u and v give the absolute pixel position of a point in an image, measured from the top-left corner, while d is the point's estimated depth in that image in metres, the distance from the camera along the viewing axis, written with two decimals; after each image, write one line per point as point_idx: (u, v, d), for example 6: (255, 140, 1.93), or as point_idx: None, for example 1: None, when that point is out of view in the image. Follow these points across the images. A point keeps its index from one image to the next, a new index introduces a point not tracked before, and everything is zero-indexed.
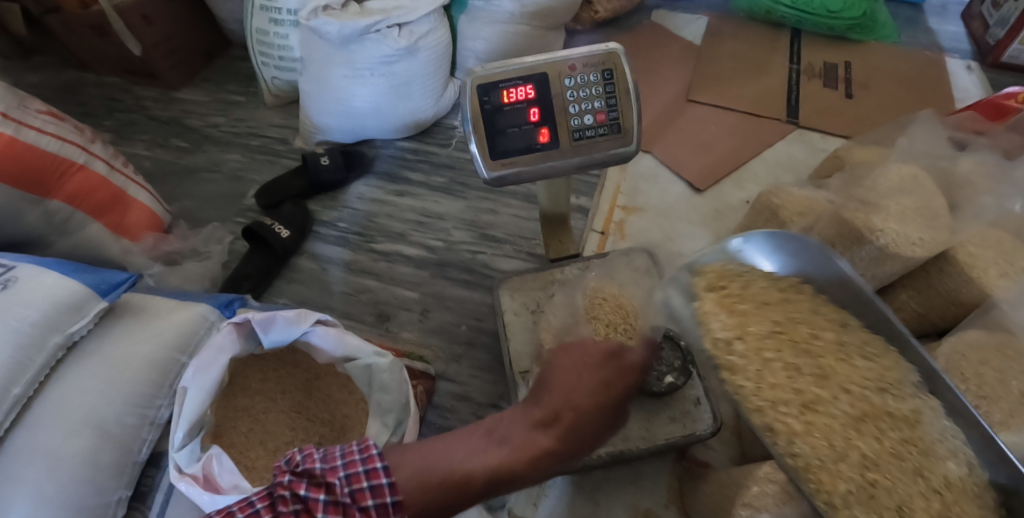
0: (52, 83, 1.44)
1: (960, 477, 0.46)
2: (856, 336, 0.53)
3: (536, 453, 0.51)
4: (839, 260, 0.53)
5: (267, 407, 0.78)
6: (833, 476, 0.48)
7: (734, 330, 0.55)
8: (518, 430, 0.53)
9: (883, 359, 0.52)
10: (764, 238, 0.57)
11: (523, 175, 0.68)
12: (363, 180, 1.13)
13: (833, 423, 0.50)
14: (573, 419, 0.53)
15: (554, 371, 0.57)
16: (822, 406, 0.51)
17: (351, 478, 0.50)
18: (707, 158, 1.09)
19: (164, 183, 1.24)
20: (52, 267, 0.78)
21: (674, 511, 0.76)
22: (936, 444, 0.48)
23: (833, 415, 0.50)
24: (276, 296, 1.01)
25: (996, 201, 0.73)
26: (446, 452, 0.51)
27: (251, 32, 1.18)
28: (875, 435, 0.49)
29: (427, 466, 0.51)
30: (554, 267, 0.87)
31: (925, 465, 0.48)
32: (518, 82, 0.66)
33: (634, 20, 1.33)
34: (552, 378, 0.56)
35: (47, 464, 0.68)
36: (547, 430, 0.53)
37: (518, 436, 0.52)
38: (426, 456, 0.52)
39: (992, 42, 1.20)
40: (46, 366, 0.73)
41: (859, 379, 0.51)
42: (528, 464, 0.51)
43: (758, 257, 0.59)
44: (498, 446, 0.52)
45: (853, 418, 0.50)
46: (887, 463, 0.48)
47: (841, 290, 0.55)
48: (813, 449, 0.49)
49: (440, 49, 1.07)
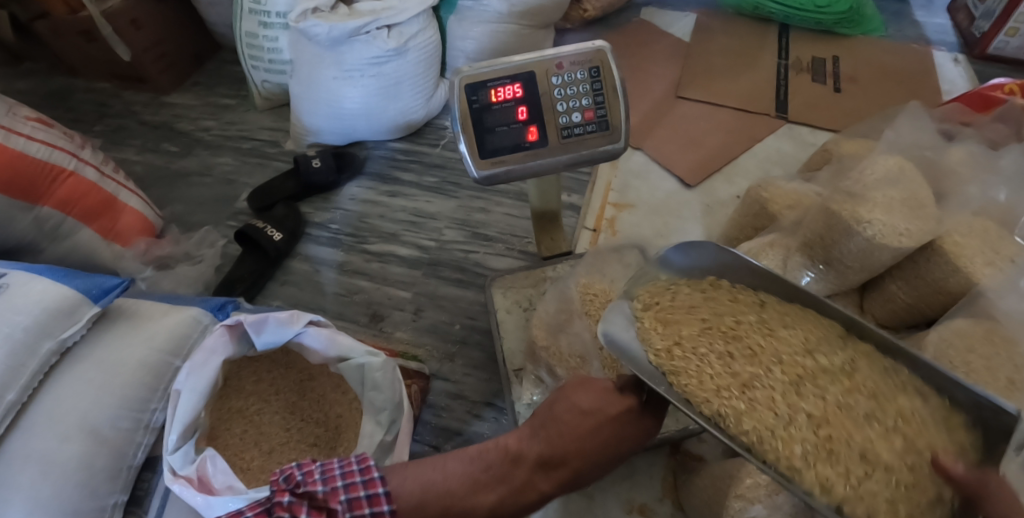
0: (42, 89, 1.44)
1: (913, 408, 0.49)
2: (774, 312, 0.57)
3: (532, 496, 0.55)
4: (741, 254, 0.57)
5: (261, 408, 0.78)
6: (787, 442, 0.48)
7: (671, 339, 0.55)
8: (518, 474, 0.55)
9: (803, 326, 0.55)
10: (677, 252, 0.59)
11: (512, 173, 0.68)
12: (354, 181, 1.13)
13: (776, 389, 0.51)
14: (574, 467, 0.55)
15: (567, 411, 0.56)
16: (759, 376, 0.52)
17: (352, 503, 0.54)
18: (698, 154, 1.10)
19: (155, 188, 1.24)
20: (44, 273, 0.78)
21: (669, 504, 0.76)
22: (881, 384, 0.51)
23: (773, 383, 0.52)
24: (270, 298, 1.01)
25: (981, 188, 0.75)
26: (447, 491, 0.54)
27: (240, 35, 1.18)
28: (816, 395, 0.51)
29: (426, 501, 0.53)
30: (546, 265, 0.87)
31: (876, 408, 0.50)
32: (506, 81, 0.66)
33: (623, 18, 1.34)
34: (561, 417, 0.56)
35: (41, 469, 0.68)
36: (547, 473, 0.55)
37: (520, 478, 0.55)
38: (426, 491, 0.54)
39: (978, 34, 1.21)
40: (39, 372, 0.73)
41: (784, 346, 0.54)
42: (524, 504, 0.55)
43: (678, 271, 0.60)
44: (498, 486, 0.55)
45: (792, 383, 0.52)
46: (834, 416, 0.49)
47: (752, 279, 0.58)
48: (763, 423, 0.49)
49: (429, 49, 1.07)
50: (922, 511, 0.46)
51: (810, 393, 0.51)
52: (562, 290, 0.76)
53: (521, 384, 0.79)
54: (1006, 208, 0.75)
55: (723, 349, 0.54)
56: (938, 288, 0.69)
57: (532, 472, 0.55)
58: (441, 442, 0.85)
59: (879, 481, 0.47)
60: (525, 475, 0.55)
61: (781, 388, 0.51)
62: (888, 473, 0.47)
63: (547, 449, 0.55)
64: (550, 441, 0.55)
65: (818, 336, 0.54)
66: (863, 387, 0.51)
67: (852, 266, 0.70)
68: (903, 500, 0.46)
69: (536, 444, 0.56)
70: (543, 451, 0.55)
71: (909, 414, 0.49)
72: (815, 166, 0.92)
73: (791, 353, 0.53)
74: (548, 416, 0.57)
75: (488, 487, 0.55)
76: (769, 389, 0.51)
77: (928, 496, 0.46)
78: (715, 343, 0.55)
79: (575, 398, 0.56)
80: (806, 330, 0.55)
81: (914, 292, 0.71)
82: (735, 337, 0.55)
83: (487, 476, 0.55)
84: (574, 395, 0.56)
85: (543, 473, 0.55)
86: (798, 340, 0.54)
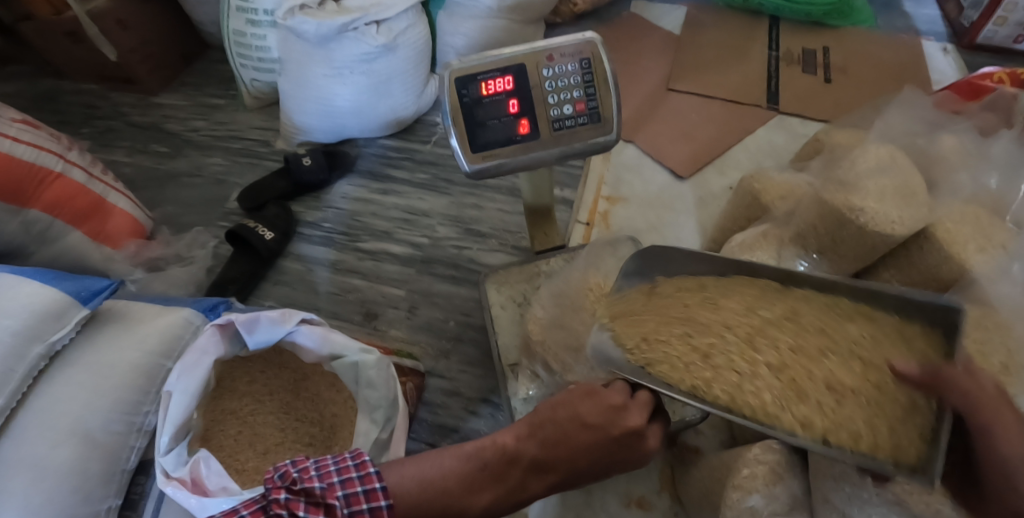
0: (28, 92, 1.42)
1: (863, 330, 0.54)
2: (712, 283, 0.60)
3: (522, 497, 0.55)
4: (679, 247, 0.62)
5: (255, 409, 0.78)
6: (756, 393, 0.51)
7: (637, 337, 0.57)
8: (514, 473, 0.55)
9: (737, 289, 0.59)
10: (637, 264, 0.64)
11: (504, 167, 0.68)
12: (346, 180, 1.13)
13: (735, 350, 0.54)
14: (563, 474, 0.55)
15: (571, 420, 0.55)
16: (716, 339, 0.55)
17: (350, 499, 0.52)
18: (690, 147, 1.09)
19: (145, 189, 1.23)
20: (32, 276, 0.77)
21: (667, 497, 0.76)
22: (827, 317, 0.55)
23: (732, 345, 0.54)
24: (263, 299, 1.01)
25: (972, 175, 0.76)
26: (443, 488, 0.53)
27: (228, 34, 1.17)
28: (771, 345, 0.54)
29: (424, 499, 0.53)
30: (540, 259, 0.86)
31: (829, 341, 0.53)
32: (496, 74, 0.66)
33: (614, 12, 1.33)
34: (562, 424, 0.55)
35: (33, 474, 0.67)
36: (539, 476, 0.55)
37: (513, 479, 0.55)
38: (424, 488, 0.53)
39: (967, 23, 1.21)
40: (29, 377, 0.72)
41: (729, 309, 0.57)
42: (513, 504, 0.55)
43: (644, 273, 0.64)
44: (493, 484, 0.54)
45: (747, 342, 0.54)
46: (795, 360, 0.53)
47: (696, 265, 0.62)
48: (732, 382, 0.52)
49: (419, 45, 1.07)
50: (899, 419, 0.50)
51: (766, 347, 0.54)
52: (556, 285, 0.76)
53: (517, 380, 0.78)
54: (997, 195, 0.75)
55: (681, 321, 0.57)
56: (931, 276, 0.69)
57: (526, 474, 0.55)
58: (438, 439, 0.85)
59: (854, 408, 0.50)
60: (519, 476, 0.55)
61: (740, 348, 0.54)
62: (859, 395, 0.51)
63: (542, 453, 0.55)
64: (547, 446, 0.55)
65: (756, 294, 0.58)
66: (813, 327, 0.54)
67: (846, 254, 0.71)
68: (878, 417, 0.50)
69: (533, 447, 0.55)
70: (538, 456, 0.55)
71: (863, 338, 0.53)
72: (806, 157, 0.92)
73: (737, 315, 0.56)
74: (549, 421, 0.56)
75: (483, 484, 0.54)
76: (729, 352, 0.54)
77: (902, 404, 0.50)
78: (674, 317, 0.58)
79: (581, 409, 0.55)
80: (747, 294, 0.58)
81: (906, 280, 0.71)
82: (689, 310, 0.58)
83: (484, 476, 0.54)
84: (580, 404, 0.55)
85: (535, 476, 0.55)
86: (740, 302, 0.57)
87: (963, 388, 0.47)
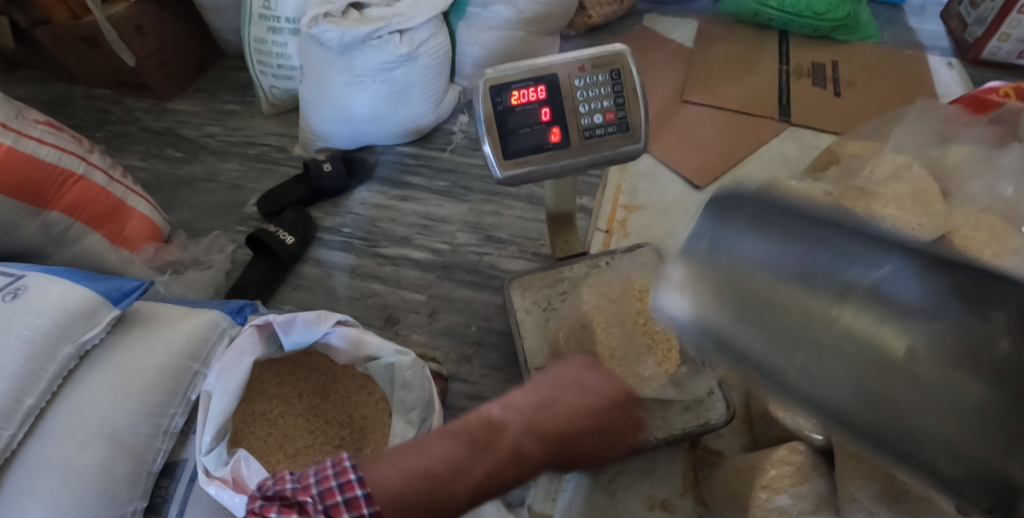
0: (41, 96, 1.43)
1: None
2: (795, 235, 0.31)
3: (520, 471, 0.47)
4: (749, 199, 0.33)
5: (284, 411, 0.78)
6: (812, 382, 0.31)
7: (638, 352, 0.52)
8: (507, 444, 0.47)
9: (831, 245, 0.31)
10: (727, 202, 0.34)
11: (535, 174, 0.69)
12: (364, 186, 1.14)
13: (816, 339, 0.31)
14: (566, 445, 0.48)
15: (572, 391, 0.50)
16: (797, 328, 0.32)
17: (325, 495, 0.48)
18: (704, 157, 1.11)
19: (160, 194, 1.23)
20: (62, 275, 0.78)
21: (690, 499, 0.77)
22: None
23: (829, 338, 0.31)
24: (282, 303, 1.01)
25: (986, 185, 0.76)
26: (429, 474, 0.46)
27: (249, 42, 1.19)
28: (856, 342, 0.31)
29: (411, 486, 0.45)
30: (563, 266, 0.87)
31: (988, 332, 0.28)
32: (529, 83, 0.67)
33: (625, 25, 1.36)
34: (566, 392, 0.50)
35: (61, 475, 0.67)
36: (534, 443, 0.47)
37: (510, 448, 0.47)
38: (406, 477, 0.46)
39: (971, 39, 1.24)
40: (58, 376, 0.72)
41: (812, 284, 0.31)
42: (511, 481, 0.47)
43: (746, 226, 0.33)
44: (488, 457, 0.46)
45: (840, 341, 0.31)
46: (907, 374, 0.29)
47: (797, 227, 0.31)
48: (838, 398, 0.30)
49: (439, 55, 1.09)
50: None
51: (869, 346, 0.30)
52: (588, 286, 0.76)
53: None
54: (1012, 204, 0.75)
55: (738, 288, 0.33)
56: None
57: (521, 442, 0.47)
58: None
59: None
60: (513, 446, 0.47)
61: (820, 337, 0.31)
62: None
63: (538, 422, 0.48)
64: (547, 412, 0.49)
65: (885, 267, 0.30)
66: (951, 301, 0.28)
67: None
68: None
69: (521, 415, 0.48)
70: (529, 430, 0.47)
71: None
72: (820, 167, 0.94)
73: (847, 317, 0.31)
74: (550, 384, 0.50)
75: (474, 461, 0.46)
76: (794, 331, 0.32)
77: None
78: (722, 269, 0.33)
79: (592, 380, 0.51)
80: (825, 269, 0.31)
81: None
82: (756, 281, 0.32)
83: (476, 450, 0.47)
84: (589, 375, 0.51)
85: (529, 448, 0.47)
86: (836, 272, 0.31)
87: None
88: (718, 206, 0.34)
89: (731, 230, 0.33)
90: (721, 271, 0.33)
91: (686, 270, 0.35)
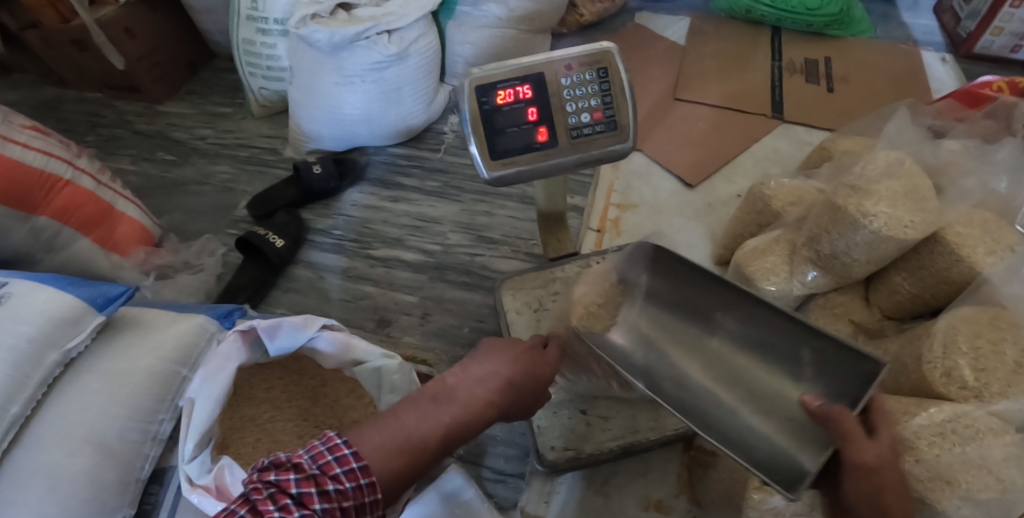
0: (32, 100, 1.42)
1: (796, 359, 0.56)
2: (681, 289, 0.63)
3: (473, 419, 0.60)
4: (656, 260, 0.63)
5: (273, 416, 0.78)
6: (675, 367, 0.62)
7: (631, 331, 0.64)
8: (460, 397, 0.60)
9: (697, 291, 0.61)
10: (650, 257, 0.64)
11: (523, 174, 0.69)
12: (356, 187, 1.13)
13: (690, 347, 0.63)
14: (502, 397, 0.61)
15: (494, 354, 0.63)
16: (676, 341, 0.64)
17: (316, 456, 0.53)
18: (698, 155, 1.11)
19: (151, 197, 1.22)
20: (47, 282, 0.77)
21: (685, 500, 0.76)
22: (797, 334, 0.55)
23: (687, 344, 0.63)
24: (273, 306, 1.00)
25: (982, 180, 0.73)
26: (406, 427, 0.57)
27: (238, 43, 1.18)
28: (698, 348, 0.63)
29: (397, 441, 0.57)
30: (555, 265, 0.86)
31: (774, 346, 0.58)
32: (516, 83, 0.67)
33: (618, 23, 1.35)
34: (494, 359, 0.63)
35: (48, 483, 0.66)
36: (477, 397, 0.60)
37: (460, 401, 0.60)
38: (392, 432, 0.57)
39: (964, 34, 1.24)
40: (43, 384, 0.71)
41: (682, 318, 0.64)
42: (468, 429, 0.60)
43: (662, 279, 0.64)
44: (445, 411, 0.59)
45: (695, 348, 0.63)
46: (721, 366, 0.61)
47: (677, 274, 0.62)
48: (687, 379, 0.61)
49: (430, 54, 1.08)
50: (801, 439, 0.54)
51: (711, 351, 0.62)
52: (577, 284, 0.74)
53: None
54: (1005, 198, 0.74)
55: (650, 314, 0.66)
56: (941, 278, 0.67)
57: (467, 397, 0.60)
58: None
59: (770, 431, 0.56)
60: (461, 400, 0.60)
61: (688, 344, 0.63)
62: (772, 426, 0.56)
63: (478, 382, 0.61)
64: (483, 376, 0.61)
65: (719, 304, 0.60)
66: (755, 325, 0.58)
67: (858, 259, 0.69)
68: (782, 439, 0.55)
69: (460, 378, 0.61)
70: (477, 383, 0.61)
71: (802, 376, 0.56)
72: (813, 164, 0.93)
73: (701, 335, 0.63)
74: (479, 355, 0.64)
75: (437, 412, 0.59)
76: (678, 342, 0.64)
77: (807, 435, 0.54)
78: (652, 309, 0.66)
79: (511, 346, 0.64)
80: (701, 307, 0.62)
81: (919, 286, 0.70)
82: (663, 313, 0.65)
83: (435, 406, 0.59)
84: (507, 343, 0.65)
85: (483, 398, 0.60)
86: (696, 312, 0.63)
87: (847, 437, 0.49)
88: (635, 256, 0.66)
89: (653, 282, 0.65)
90: (648, 306, 0.66)
91: (633, 309, 0.67)
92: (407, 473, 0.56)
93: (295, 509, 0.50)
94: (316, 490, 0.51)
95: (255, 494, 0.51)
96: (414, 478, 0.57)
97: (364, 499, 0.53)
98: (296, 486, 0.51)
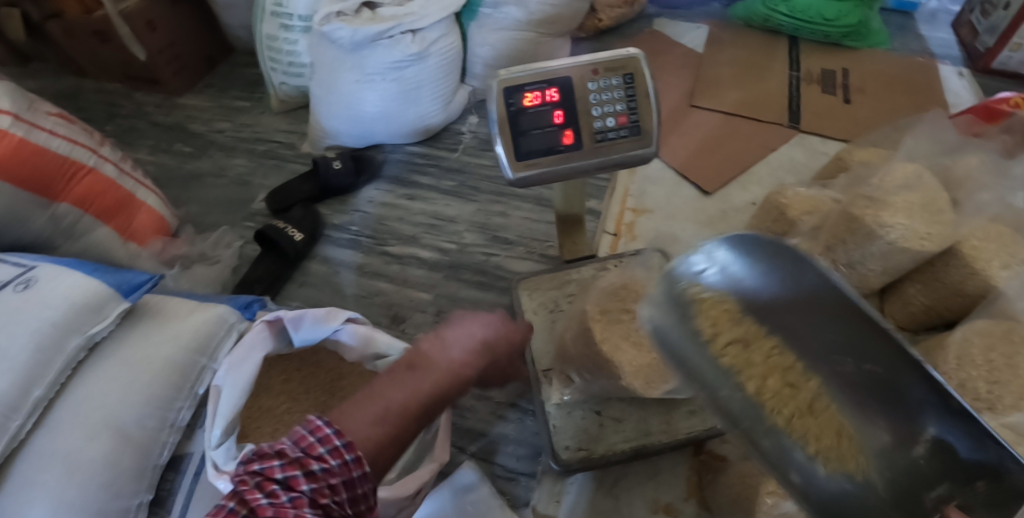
0: (51, 89, 1.43)
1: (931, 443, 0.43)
2: (807, 313, 0.48)
3: (452, 385, 0.62)
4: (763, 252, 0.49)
5: (290, 407, 0.79)
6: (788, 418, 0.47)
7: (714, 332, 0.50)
8: (438, 364, 0.62)
9: (832, 322, 0.47)
10: (745, 241, 0.50)
11: (546, 176, 0.69)
12: (373, 184, 1.14)
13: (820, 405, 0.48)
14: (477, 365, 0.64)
15: (468, 324, 0.67)
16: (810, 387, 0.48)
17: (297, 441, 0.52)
18: (714, 161, 1.11)
19: (169, 188, 1.23)
20: (74, 267, 0.78)
21: (694, 504, 0.77)
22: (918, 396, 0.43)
23: (815, 400, 0.48)
24: (288, 299, 1.01)
25: (997, 195, 0.73)
26: (387, 396, 0.58)
27: (261, 38, 1.19)
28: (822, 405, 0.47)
29: (378, 412, 0.57)
30: (571, 268, 0.87)
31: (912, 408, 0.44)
32: (542, 85, 0.67)
33: (635, 28, 1.36)
34: (471, 331, 0.66)
35: (67, 467, 0.67)
36: (454, 363, 0.63)
37: (437, 369, 0.62)
38: (372, 404, 0.57)
39: (982, 49, 1.24)
40: (67, 367, 0.72)
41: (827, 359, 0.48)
42: (447, 394, 0.62)
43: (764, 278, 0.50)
44: (422, 378, 0.61)
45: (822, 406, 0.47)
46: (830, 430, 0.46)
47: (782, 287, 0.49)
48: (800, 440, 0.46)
49: (450, 55, 1.09)
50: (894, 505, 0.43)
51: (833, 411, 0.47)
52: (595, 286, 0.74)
53: (551, 384, 0.78)
54: None
55: (796, 355, 0.49)
56: (955, 290, 0.69)
57: (441, 365, 0.62)
58: (465, 443, 0.84)
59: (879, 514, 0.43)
60: (438, 367, 0.62)
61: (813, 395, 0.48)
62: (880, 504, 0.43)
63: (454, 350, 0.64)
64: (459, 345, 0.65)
65: (862, 343, 0.46)
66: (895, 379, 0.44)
67: (874, 269, 0.70)
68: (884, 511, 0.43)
69: (435, 348, 0.64)
70: (455, 350, 0.64)
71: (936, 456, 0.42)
72: (828, 174, 0.94)
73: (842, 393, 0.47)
74: (453, 324, 0.67)
75: (415, 380, 0.60)
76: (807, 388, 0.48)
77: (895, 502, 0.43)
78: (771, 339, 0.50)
79: (483, 316, 0.68)
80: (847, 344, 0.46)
81: (933, 296, 0.71)
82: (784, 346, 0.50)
83: (412, 374, 0.61)
84: (477, 316, 0.68)
85: (460, 365, 0.63)
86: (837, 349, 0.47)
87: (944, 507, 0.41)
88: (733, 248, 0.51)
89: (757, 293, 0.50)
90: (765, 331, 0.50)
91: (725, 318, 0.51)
92: (392, 442, 0.56)
93: (283, 493, 0.49)
94: (301, 472, 0.50)
95: (242, 486, 0.50)
96: (402, 444, 0.58)
97: (351, 474, 0.52)
98: (281, 471, 0.50)
